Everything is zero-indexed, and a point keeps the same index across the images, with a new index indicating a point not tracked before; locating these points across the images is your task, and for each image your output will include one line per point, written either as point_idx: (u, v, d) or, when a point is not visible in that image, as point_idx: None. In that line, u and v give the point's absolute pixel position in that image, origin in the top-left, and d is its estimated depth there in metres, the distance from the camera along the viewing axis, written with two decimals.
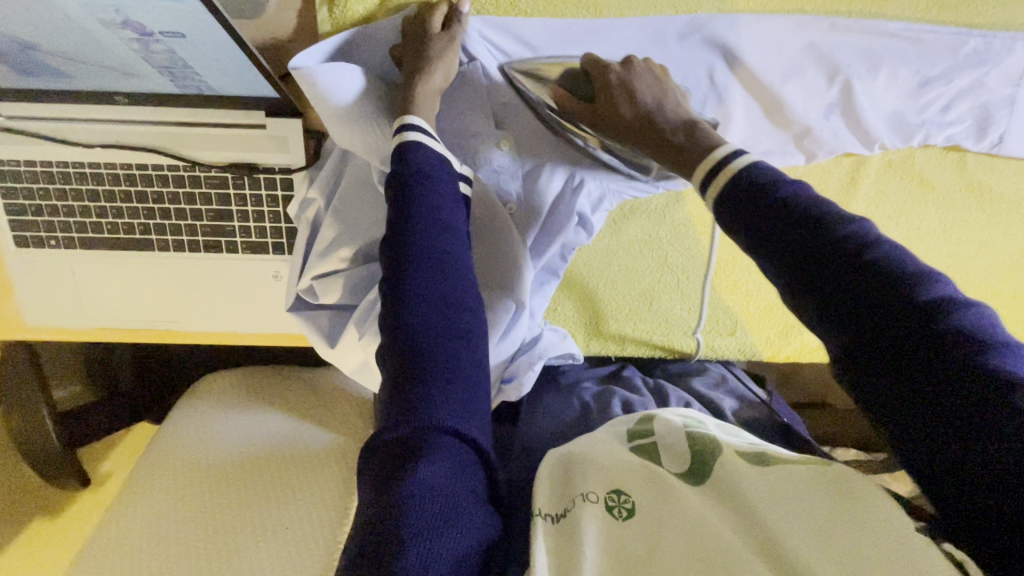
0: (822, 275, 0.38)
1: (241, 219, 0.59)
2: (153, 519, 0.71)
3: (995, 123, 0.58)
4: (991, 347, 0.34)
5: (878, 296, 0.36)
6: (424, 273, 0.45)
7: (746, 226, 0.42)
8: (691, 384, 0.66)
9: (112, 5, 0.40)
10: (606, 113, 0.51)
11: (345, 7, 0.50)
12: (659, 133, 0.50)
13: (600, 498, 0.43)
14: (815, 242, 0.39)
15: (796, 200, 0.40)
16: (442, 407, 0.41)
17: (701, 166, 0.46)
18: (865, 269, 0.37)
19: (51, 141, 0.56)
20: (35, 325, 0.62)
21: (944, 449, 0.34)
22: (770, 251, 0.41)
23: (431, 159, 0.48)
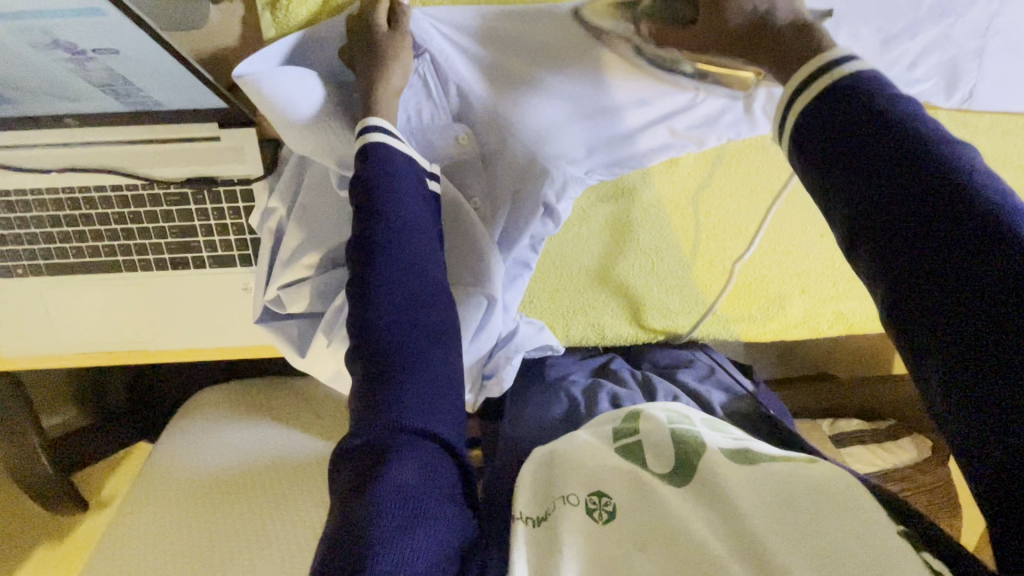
0: (900, 202, 0.35)
1: (205, 234, 0.58)
2: (152, 537, 0.72)
3: (963, 77, 0.56)
4: None
5: (966, 235, 0.32)
6: (389, 270, 0.44)
7: (827, 161, 0.38)
8: (679, 376, 0.63)
9: (40, 25, 0.39)
10: (707, 37, 0.45)
11: (288, 10, 0.49)
12: (772, 42, 0.43)
13: (581, 501, 0.42)
14: (903, 176, 0.35)
15: (892, 136, 0.36)
16: (409, 406, 0.40)
17: (807, 67, 0.40)
18: (957, 217, 0.33)
19: (4, 169, 0.55)
20: (13, 353, 0.62)
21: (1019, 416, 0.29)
22: (851, 176, 0.37)
23: (393, 159, 0.48)
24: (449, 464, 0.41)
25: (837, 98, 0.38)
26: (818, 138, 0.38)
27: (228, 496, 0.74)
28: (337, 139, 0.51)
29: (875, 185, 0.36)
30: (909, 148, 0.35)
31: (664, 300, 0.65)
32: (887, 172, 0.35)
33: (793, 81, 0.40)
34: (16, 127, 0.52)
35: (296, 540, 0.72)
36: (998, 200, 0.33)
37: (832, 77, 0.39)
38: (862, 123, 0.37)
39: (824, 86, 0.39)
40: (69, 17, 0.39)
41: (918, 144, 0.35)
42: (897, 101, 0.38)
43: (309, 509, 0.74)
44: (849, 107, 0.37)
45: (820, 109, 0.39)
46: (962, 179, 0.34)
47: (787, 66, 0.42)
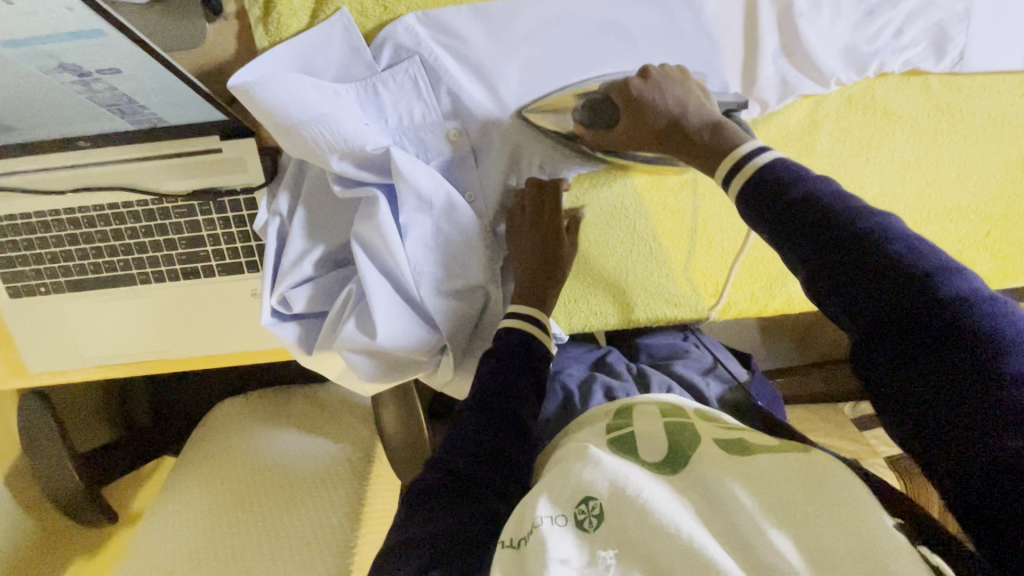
0: (856, 289, 0.37)
1: (214, 243, 0.60)
2: (176, 540, 0.74)
3: (951, 40, 0.56)
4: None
5: (911, 314, 0.35)
6: (513, 425, 0.51)
7: (773, 243, 0.41)
8: (676, 368, 0.62)
9: (45, 49, 0.42)
10: (629, 129, 0.52)
11: (280, 23, 0.52)
12: (685, 136, 0.49)
13: (568, 519, 0.39)
14: (854, 259, 0.37)
15: (820, 218, 0.39)
16: (482, 515, 0.45)
17: (723, 164, 0.46)
18: (892, 288, 0.36)
19: (26, 193, 0.58)
20: (39, 369, 0.65)
21: (998, 465, 0.32)
22: (807, 264, 0.39)
23: (532, 344, 0.56)
24: (487, 503, 0.46)
25: (762, 184, 0.43)
26: (760, 213, 0.42)
27: (252, 504, 0.76)
28: (331, 138, 0.51)
29: (823, 257, 0.38)
30: (838, 224, 0.38)
31: (665, 283, 0.65)
32: (830, 251, 0.38)
33: (718, 172, 0.46)
34: (34, 151, 0.55)
35: (316, 543, 0.73)
36: (936, 266, 0.36)
37: (748, 171, 0.44)
38: (791, 208, 0.40)
39: (746, 174, 0.44)
40: (72, 40, 0.42)
41: (847, 220, 0.38)
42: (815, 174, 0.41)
43: (332, 512, 0.75)
44: (772, 196, 0.42)
45: (760, 198, 0.42)
46: (892, 244, 0.37)
47: (711, 158, 0.47)
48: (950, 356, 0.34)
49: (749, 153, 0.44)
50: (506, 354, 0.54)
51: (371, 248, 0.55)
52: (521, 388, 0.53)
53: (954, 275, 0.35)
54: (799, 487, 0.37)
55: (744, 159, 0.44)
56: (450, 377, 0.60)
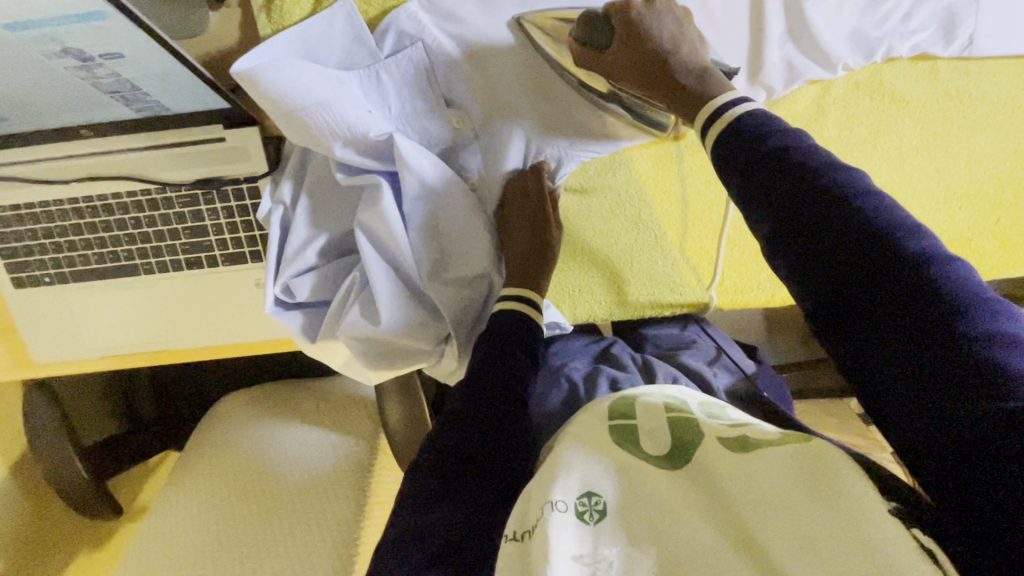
0: (817, 233, 0.39)
1: (217, 233, 0.60)
2: (180, 532, 0.75)
3: (960, 24, 0.56)
4: (971, 310, 0.34)
5: (866, 258, 0.37)
6: (507, 410, 0.50)
7: (745, 190, 0.43)
8: (683, 358, 0.61)
9: (48, 34, 0.42)
10: (621, 55, 0.51)
11: (283, 11, 0.53)
12: (674, 77, 0.50)
13: (570, 506, 0.37)
14: (817, 206, 0.39)
15: (792, 167, 0.41)
16: (479, 502, 0.45)
17: (702, 111, 0.47)
18: (854, 235, 0.38)
19: (30, 182, 0.59)
20: (43, 360, 0.65)
21: (935, 397, 0.34)
22: (773, 210, 0.41)
23: (525, 333, 0.55)
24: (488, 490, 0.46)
25: (736, 134, 0.45)
26: (733, 160, 0.44)
27: (255, 496, 0.76)
28: (335, 124, 0.51)
29: (791, 203, 0.40)
30: (809, 174, 0.40)
31: (671, 273, 0.64)
32: (798, 198, 0.40)
33: (698, 118, 0.47)
34: (38, 140, 0.55)
35: (319, 536, 0.73)
36: (894, 218, 0.38)
37: (722, 120, 0.45)
38: (765, 157, 0.42)
39: (723, 122, 0.45)
40: (75, 23, 0.41)
41: (817, 171, 0.40)
42: (787, 131, 0.43)
43: (335, 505, 0.75)
44: (747, 146, 0.43)
45: (733, 146, 0.44)
46: (855, 195, 0.39)
47: (692, 104, 0.49)
48: (902, 299, 0.36)
49: (724, 104, 0.46)
50: (507, 348, 0.53)
51: (375, 236, 0.54)
52: (529, 373, 0.53)
53: (910, 229, 0.37)
54: (803, 474, 0.36)
55: (719, 109, 0.46)
56: (453, 368, 0.60)
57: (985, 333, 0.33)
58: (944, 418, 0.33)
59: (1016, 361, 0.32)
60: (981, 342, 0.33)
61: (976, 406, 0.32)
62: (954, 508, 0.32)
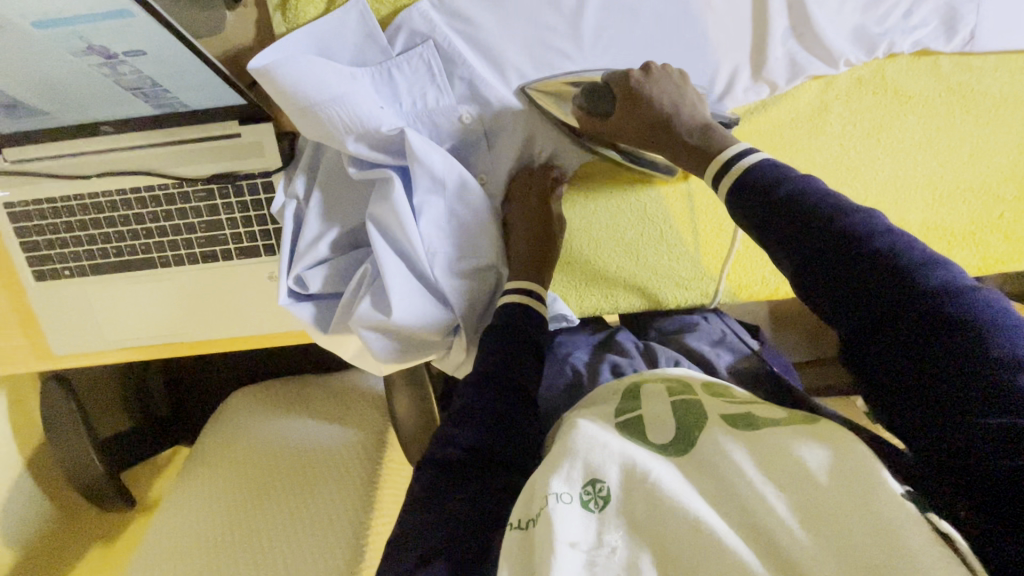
0: (839, 275, 0.41)
1: (232, 227, 0.62)
2: (195, 525, 0.76)
3: (962, 19, 0.57)
4: (1005, 341, 0.35)
5: (889, 297, 0.39)
6: (513, 402, 0.51)
7: (765, 236, 0.45)
8: (688, 341, 0.63)
9: (74, 32, 0.44)
10: (624, 121, 0.55)
11: (299, 11, 0.54)
12: (678, 137, 0.53)
13: (574, 497, 0.38)
14: (836, 250, 0.41)
15: (806, 213, 0.42)
16: (487, 491, 0.46)
17: (715, 162, 0.49)
18: (875, 275, 0.39)
19: (52, 178, 0.60)
20: (61, 352, 0.66)
21: (970, 427, 0.34)
22: (792, 254, 0.43)
23: (531, 323, 0.56)
24: (496, 476, 0.47)
25: (752, 180, 0.46)
26: (748, 207, 0.46)
27: (267, 489, 0.77)
28: (348, 120, 0.52)
29: (808, 248, 0.42)
30: (823, 220, 0.42)
31: (675, 266, 0.65)
32: (813, 243, 0.42)
33: (710, 169, 0.50)
34: (61, 137, 0.57)
35: (331, 529, 0.73)
36: (913, 254, 0.39)
37: (737, 169, 0.48)
38: (779, 206, 0.44)
39: (735, 174, 0.48)
40: (101, 21, 0.43)
41: (831, 216, 0.42)
42: (800, 175, 0.45)
43: (345, 499, 0.76)
44: (761, 195, 0.45)
45: (749, 193, 0.46)
46: (871, 236, 0.40)
47: (700, 162, 0.51)
48: (930, 335, 0.37)
49: (731, 157, 0.49)
50: (512, 336, 0.54)
51: (386, 229, 0.56)
52: (526, 360, 0.54)
53: (931, 264, 0.39)
54: (811, 460, 0.36)
55: (731, 160, 0.48)
56: (461, 360, 0.61)
57: (1015, 361, 0.34)
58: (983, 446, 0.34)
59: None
60: (1017, 373, 0.34)
61: (1015, 434, 0.32)
62: (986, 508, 0.33)
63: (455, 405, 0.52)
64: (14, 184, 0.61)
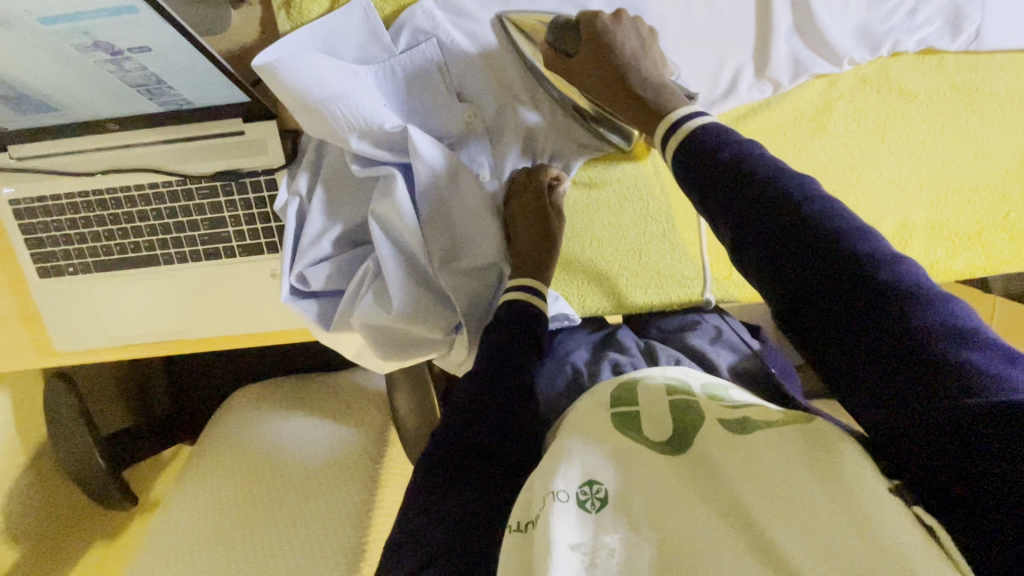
0: (775, 241, 0.41)
1: (235, 224, 0.62)
2: (196, 523, 0.76)
3: (966, 18, 0.58)
4: (928, 309, 0.36)
5: (823, 264, 0.39)
6: (511, 399, 0.50)
7: (708, 201, 0.45)
8: (689, 339, 0.61)
9: (80, 28, 0.44)
10: (585, 63, 0.54)
11: (302, 8, 0.55)
12: (632, 88, 0.53)
13: (571, 495, 0.37)
14: (773, 217, 0.41)
15: (746, 176, 0.43)
16: (488, 489, 0.45)
17: (664, 121, 0.50)
18: (809, 242, 0.40)
19: (58, 174, 0.61)
20: (64, 348, 0.66)
21: (899, 392, 0.35)
22: (733, 219, 0.43)
23: (532, 321, 0.56)
24: (497, 473, 0.47)
25: (698, 149, 0.47)
26: (692, 176, 0.46)
27: (267, 487, 0.77)
28: (351, 116, 0.52)
29: (747, 214, 0.42)
30: (761, 183, 0.42)
31: (676, 266, 0.64)
32: (752, 210, 0.42)
33: (660, 127, 0.50)
34: (67, 134, 0.57)
35: (331, 527, 0.73)
36: (844, 223, 0.40)
37: (683, 133, 0.48)
38: (722, 169, 0.44)
39: (682, 135, 0.48)
40: (108, 16, 0.43)
41: (770, 181, 0.42)
42: (742, 143, 0.45)
43: (346, 498, 0.76)
44: (705, 159, 0.46)
45: (695, 162, 0.46)
46: (805, 204, 0.41)
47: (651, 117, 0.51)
48: (860, 302, 0.37)
49: (682, 117, 0.49)
50: (512, 334, 0.54)
51: (388, 225, 0.56)
52: (526, 358, 0.53)
53: (860, 234, 0.39)
54: (805, 460, 0.36)
55: (682, 122, 0.49)
56: (462, 359, 0.61)
57: (938, 326, 0.35)
58: (910, 410, 0.35)
59: (966, 351, 0.34)
60: (938, 340, 0.35)
61: (941, 399, 0.34)
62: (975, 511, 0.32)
63: (453, 407, 0.52)
64: (19, 181, 0.61)
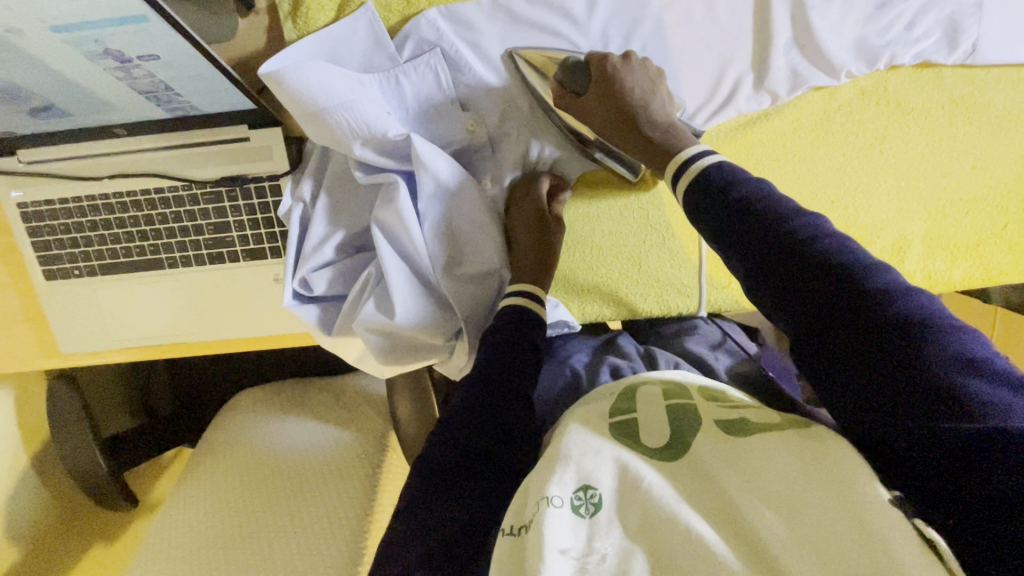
0: (788, 276, 0.42)
1: (239, 229, 0.63)
2: (196, 526, 0.76)
3: (964, 32, 0.58)
4: (940, 342, 0.36)
5: (836, 298, 0.40)
6: (508, 402, 0.51)
7: (718, 237, 0.46)
8: (688, 344, 0.63)
9: (92, 36, 0.45)
10: (596, 103, 0.56)
11: (309, 17, 0.56)
12: (641, 130, 0.55)
13: (566, 501, 0.37)
14: (785, 252, 0.42)
15: (758, 213, 0.44)
16: (486, 493, 0.46)
17: (673, 160, 0.51)
18: (821, 277, 0.40)
19: (65, 178, 0.61)
20: (68, 350, 0.67)
21: (913, 425, 0.35)
22: (744, 254, 0.44)
23: (533, 325, 0.56)
24: (495, 477, 0.47)
25: (712, 183, 0.47)
26: (707, 212, 0.47)
27: (267, 491, 0.77)
28: (355, 124, 0.53)
29: (759, 250, 0.43)
30: (772, 220, 0.43)
31: (676, 274, 0.65)
32: (764, 246, 0.43)
33: (668, 167, 0.51)
34: (75, 139, 0.58)
35: (329, 531, 0.73)
36: (856, 257, 0.40)
37: (693, 170, 0.49)
38: (735, 205, 0.45)
39: (693, 174, 0.49)
40: (118, 25, 0.44)
41: (779, 218, 0.43)
42: (754, 180, 0.46)
43: (345, 504, 0.76)
44: (718, 193, 0.47)
45: (707, 197, 0.47)
46: (816, 240, 0.42)
47: (658, 157, 0.53)
48: (873, 336, 0.38)
49: (692, 156, 0.50)
50: (510, 339, 0.55)
51: (390, 231, 0.56)
52: (524, 364, 0.54)
53: (871, 267, 0.40)
54: (801, 471, 0.36)
55: (690, 160, 0.50)
56: (463, 364, 0.61)
57: (954, 359, 0.36)
58: (925, 444, 0.35)
59: (985, 386, 0.34)
60: (954, 373, 0.35)
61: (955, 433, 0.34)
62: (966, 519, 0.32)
63: (450, 411, 0.52)
64: (28, 185, 0.62)
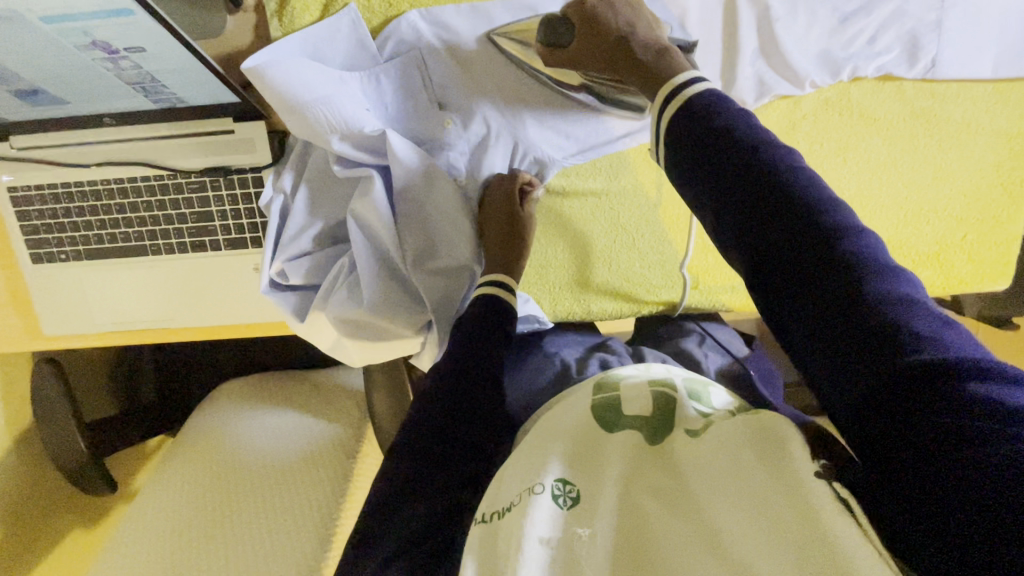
0: (754, 208, 0.41)
1: (222, 219, 0.65)
2: (171, 510, 0.77)
3: (924, 47, 0.60)
4: (887, 281, 0.37)
5: (799, 232, 0.39)
6: (469, 388, 0.52)
7: (691, 170, 0.45)
8: (680, 344, 0.65)
9: (80, 27, 0.47)
10: (583, 46, 0.54)
11: (294, 17, 0.59)
12: (633, 57, 0.52)
13: (547, 488, 0.38)
14: (754, 184, 0.41)
15: (735, 145, 0.43)
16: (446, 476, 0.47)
17: (662, 91, 0.48)
18: (786, 211, 0.40)
19: (55, 164, 0.63)
20: (52, 332, 0.69)
21: (859, 361, 0.36)
22: (715, 187, 0.43)
23: (501, 317, 0.58)
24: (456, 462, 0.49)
25: (692, 115, 0.45)
26: (683, 145, 0.46)
27: (243, 479, 0.79)
28: (332, 120, 0.55)
29: (731, 182, 0.42)
30: (750, 158, 0.42)
31: (646, 274, 0.68)
32: (737, 178, 0.42)
33: (659, 97, 0.48)
34: (65, 126, 0.60)
35: (302, 519, 0.75)
36: (820, 195, 0.40)
37: (677, 101, 0.47)
38: (712, 137, 0.44)
39: (679, 103, 0.46)
40: (105, 18, 0.46)
41: (753, 150, 0.42)
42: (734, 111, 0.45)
43: (317, 495, 0.77)
44: (697, 125, 0.45)
45: (685, 131, 0.46)
46: (786, 173, 0.41)
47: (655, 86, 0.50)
48: (830, 271, 0.38)
49: (684, 82, 0.47)
50: (481, 326, 0.56)
51: (365, 223, 0.58)
52: (492, 352, 0.55)
53: (832, 206, 0.39)
54: (747, 453, 0.37)
55: (684, 87, 0.47)
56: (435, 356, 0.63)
57: (898, 298, 0.36)
58: (868, 380, 0.35)
59: (927, 324, 0.35)
60: (898, 310, 0.35)
61: (897, 367, 0.34)
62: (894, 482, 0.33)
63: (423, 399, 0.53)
64: (18, 170, 0.64)
